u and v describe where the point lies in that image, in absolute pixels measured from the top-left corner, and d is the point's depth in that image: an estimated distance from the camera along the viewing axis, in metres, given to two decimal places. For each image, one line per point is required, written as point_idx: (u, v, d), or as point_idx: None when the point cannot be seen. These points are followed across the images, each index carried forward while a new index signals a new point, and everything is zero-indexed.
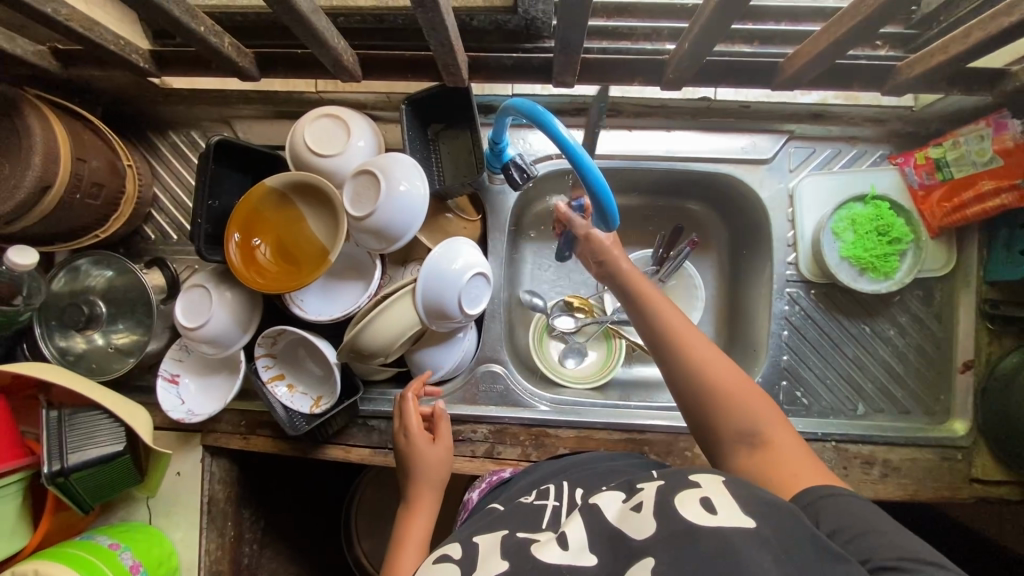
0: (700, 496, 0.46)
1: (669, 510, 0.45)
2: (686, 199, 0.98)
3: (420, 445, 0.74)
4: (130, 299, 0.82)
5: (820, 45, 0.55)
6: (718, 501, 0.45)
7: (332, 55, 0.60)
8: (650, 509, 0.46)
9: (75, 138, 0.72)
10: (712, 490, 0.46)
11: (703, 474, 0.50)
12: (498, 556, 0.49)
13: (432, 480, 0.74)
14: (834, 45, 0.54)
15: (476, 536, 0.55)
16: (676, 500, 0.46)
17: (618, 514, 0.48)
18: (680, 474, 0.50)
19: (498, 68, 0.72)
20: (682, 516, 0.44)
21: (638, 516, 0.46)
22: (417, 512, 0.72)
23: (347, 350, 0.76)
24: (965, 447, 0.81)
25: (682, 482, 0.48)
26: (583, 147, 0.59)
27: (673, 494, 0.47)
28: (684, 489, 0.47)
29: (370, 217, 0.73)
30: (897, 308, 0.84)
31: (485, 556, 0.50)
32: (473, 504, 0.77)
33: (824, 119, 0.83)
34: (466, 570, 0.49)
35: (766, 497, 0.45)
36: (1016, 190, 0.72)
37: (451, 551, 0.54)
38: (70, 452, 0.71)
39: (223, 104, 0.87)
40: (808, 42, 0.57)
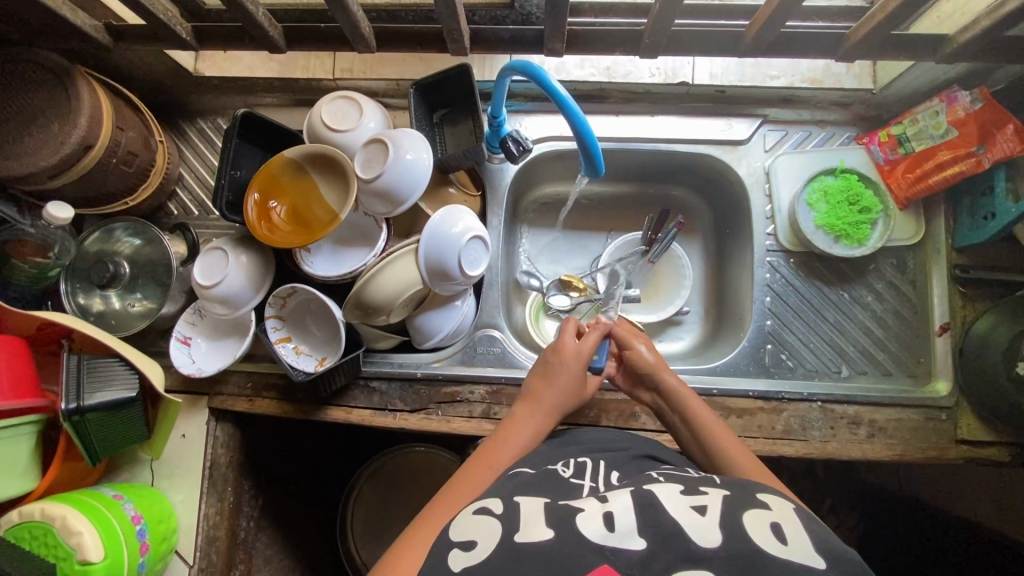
0: (770, 521, 0.49)
1: (738, 528, 0.48)
2: (672, 185, 1.05)
3: (572, 365, 0.75)
4: (151, 263, 0.88)
5: (771, 5, 0.62)
6: (788, 529, 0.48)
7: (352, 23, 0.70)
8: (715, 515, 0.50)
9: (117, 111, 0.81)
10: (782, 517, 0.50)
11: (772, 497, 0.53)
12: (542, 523, 0.52)
13: (562, 397, 0.74)
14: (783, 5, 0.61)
15: (516, 497, 0.57)
16: (745, 518, 0.49)
17: (683, 509, 0.51)
18: (747, 491, 0.54)
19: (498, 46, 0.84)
20: (752, 536, 0.47)
21: (703, 521, 0.49)
22: (530, 421, 0.73)
23: (353, 305, 0.81)
24: (949, 407, 0.84)
25: (749, 501, 0.52)
26: (570, 97, 0.70)
27: (740, 510, 0.51)
28: (754, 508, 0.51)
29: (378, 179, 0.79)
30: (873, 275, 0.89)
31: (527, 520, 0.52)
32: None
33: (793, 103, 0.91)
34: (509, 532, 0.52)
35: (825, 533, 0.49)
36: (973, 157, 0.79)
37: (491, 505, 0.56)
38: (88, 391, 0.75)
39: (248, 93, 0.96)
40: (763, 7, 0.65)
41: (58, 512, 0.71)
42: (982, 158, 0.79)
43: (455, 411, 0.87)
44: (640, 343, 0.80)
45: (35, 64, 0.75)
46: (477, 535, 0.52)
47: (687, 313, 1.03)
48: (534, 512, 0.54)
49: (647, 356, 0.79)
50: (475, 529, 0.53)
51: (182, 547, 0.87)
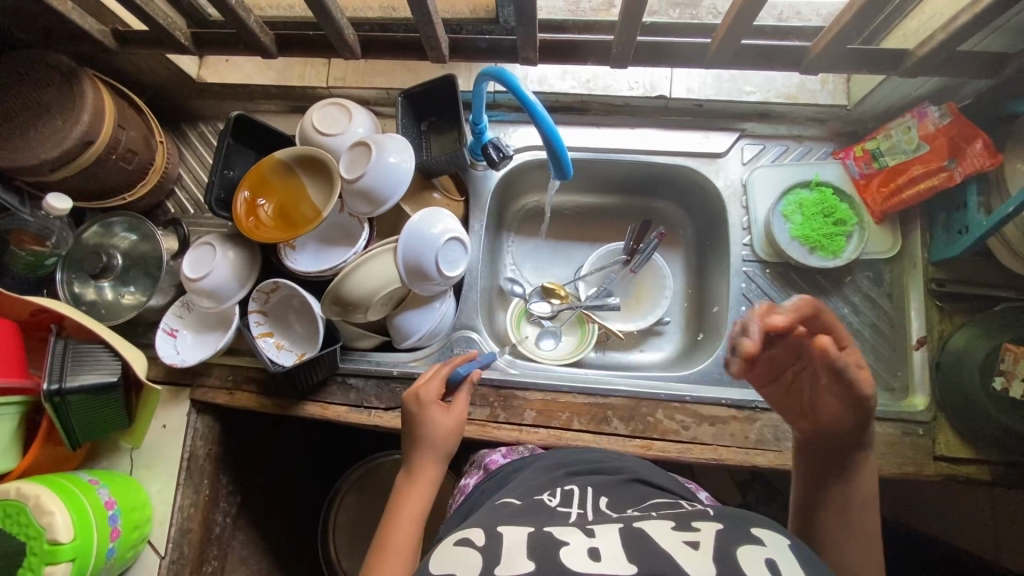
0: (765, 558, 0.49)
1: (733, 565, 0.48)
2: (654, 196, 1.06)
3: (433, 413, 0.78)
4: (144, 256, 0.91)
5: (729, 18, 0.66)
6: (782, 565, 0.49)
7: (337, 30, 0.74)
8: (707, 551, 0.49)
9: (120, 111, 0.85)
10: (774, 554, 0.50)
11: (764, 529, 0.53)
12: (525, 555, 0.51)
13: (438, 450, 0.76)
14: (740, 15, 0.64)
15: (499, 526, 0.57)
16: (741, 555, 0.49)
17: (675, 544, 0.51)
18: (741, 523, 0.53)
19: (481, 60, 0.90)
20: (746, 572, 0.48)
21: (695, 558, 0.49)
22: (417, 489, 0.74)
23: (331, 300, 0.84)
24: (926, 423, 0.82)
25: (745, 534, 0.52)
26: (539, 103, 0.72)
27: (733, 545, 0.51)
28: (745, 545, 0.50)
29: (360, 179, 0.83)
30: (849, 288, 0.89)
31: (510, 551, 0.52)
32: (468, 489, 0.82)
33: (770, 117, 0.94)
34: (489, 564, 0.51)
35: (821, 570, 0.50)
36: (946, 171, 0.80)
37: (473, 535, 0.56)
38: (70, 373, 0.77)
39: (248, 100, 1.01)
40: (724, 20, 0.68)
41: (32, 491, 0.73)
42: (954, 172, 0.79)
43: None
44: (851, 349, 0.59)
45: (47, 66, 0.80)
46: (456, 567, 0.52)
47: (668, 323, 1.04)
48: (517, 540, 0.54)
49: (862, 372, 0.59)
50: (456, 561, 0.53)
51: (155, 538, 0.88)
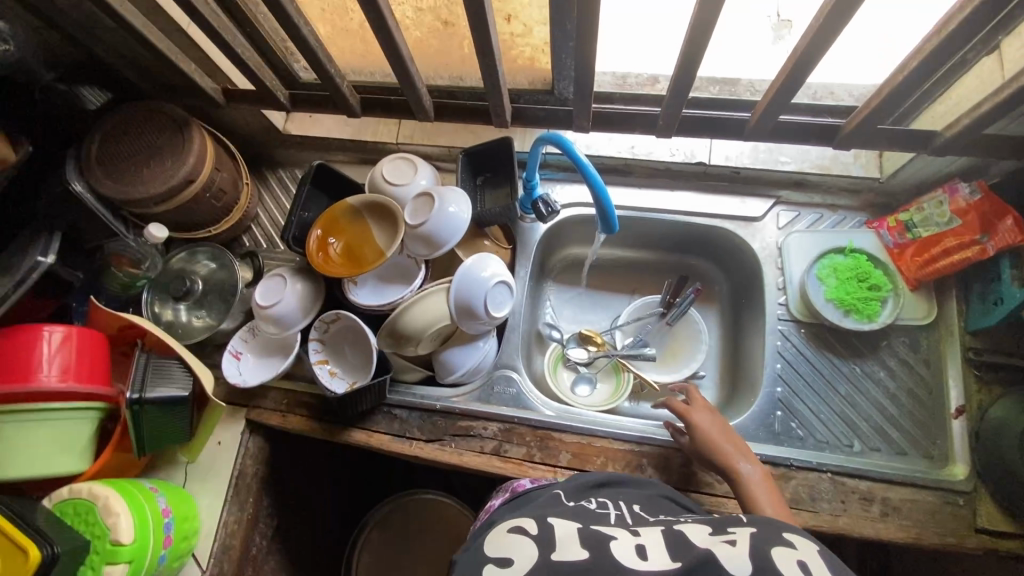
0: (797, 559, 0.52)
1: (768, 563, 0.51)
2: (690, 255, 1.12)
3: None
4: (220, 283, 1.01)
5: (769, 96, 0.73)
6: (813, 567, 0.51)
7: (417, 97, 0.86)
8: (744, 547, 0.53)
9: (218, 156, 0.98)
10: (807, 556, 0.53)
11: (797, 534, 0.56)
12: (577, 545, 0.56)
13: None
14: (778, 94, 0.72)
15: (549, 518, 0.62)
16: (774, 555, 0.52)
17: (712, 543, 0.54)
18: (774, 527, 0.56)
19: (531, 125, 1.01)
20: (780, 569, 0.50)
21: (733, 552, 0.53)
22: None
23: (387, 333, 0.91)
24: (967, 492, 0.82)
25: (776, 537, 0.55)
26: (591, 165, 0.80)
27: (767, 545, 0.54)
28: (780, 543, 0.54)
29: (423, 225, 0.92)
30: (885, 352, 0.91)
31: (563, 542, 0.57)
32: (493, 508, 0.81)
33: (805, 186, 0.99)
34: (546, 552, 0.56)
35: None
36: (978, 245, 0.84)
37: (526, 526, 0.61)
38: (148, 384, 0.85)
39: (324, 150, 1.14)
40: (763, 98, 0.76)
41: (103, 491, 0.79)
42: (986, 246, 0.83)
43: (467, 445, 0.92)
44: (705, 415, 0.84)
45: (162, 115, 0.93)
46: (512, 553, 0.57)
47: (702, 377, 1.07)
48: (567, 533, 0.59)
49: (712, 428, 0.83)
50: (510, 547, 0.58)
51: (199, 551, 0.93)
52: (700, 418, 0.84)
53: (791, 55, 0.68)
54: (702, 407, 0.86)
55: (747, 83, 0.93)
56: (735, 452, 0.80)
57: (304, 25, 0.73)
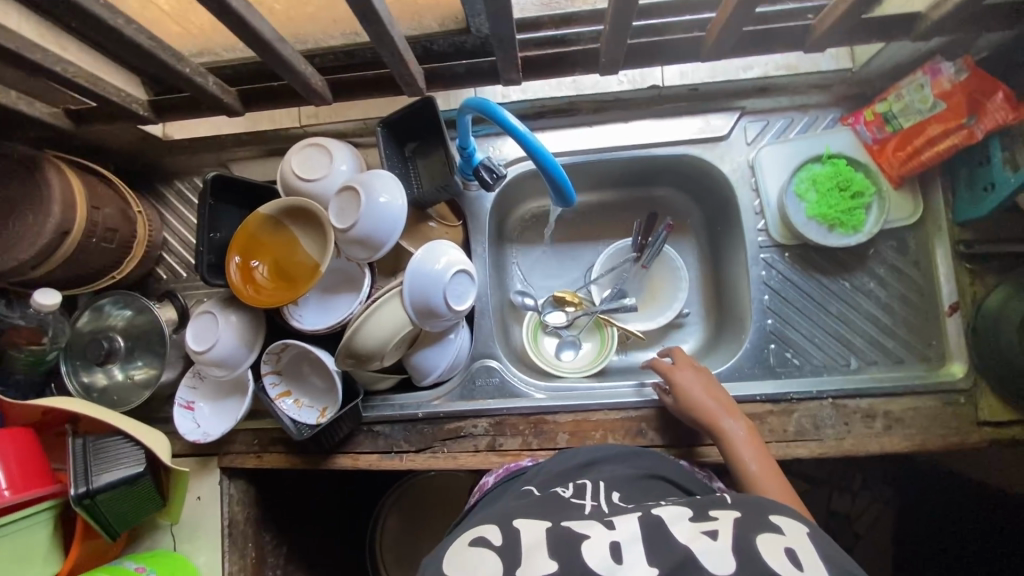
0: (785, 546, 0.48)
1: (753, 552, 0.47)
2: (656, 185, 1.02)
3: None
4: (145, 333, 0.90)
5: (729, 6, 0.60)
6: (802, 555, 0.48)
7: (303, 81, 0.67)
8: (728, 539, 0.49)
9: (92, 190, 0.81)
10: (796, 542, 0.49)
11: (785, 520, 0.53)
12: (544, 553, 0.50)
13: None
14: (741, 6, 0.59)
15: (515, 522, 0.56)
16: (760, 544, 0.48)
17: (692, 534, 0.50)
18: (761, 512, 0.53)
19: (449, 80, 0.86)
20: (768, 561, 0.46)
21: (717, 548, 0.48)
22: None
23: (344, 355, 0.81)
24: (967, 389, 0.80)
25: (763, 524, 0.51)
26: (530, 131, 0.68)
27: (752, 533, 0.50)
28: (767, 531, 0.50)
29: (353, 228, 0.79)
30: (874, 261, 0.86)
31: (530, 552, 0.51)
32: (487, 489, 0.79)
33: (770, 91, 0.87)
34: (510, 566, 0.50)
35: (846, 561, 0.48)
36: (964, 129, 0.75)
37: (490, 536, 0.54)
38: (96, 474, 0.76)
39: (220, 149, 0.97)
40: (721, 11, 0.62)
41: None
42: (974, 129, 0.75)
43: (460, 447, 0.87)
44: (685, 373, 0.80)
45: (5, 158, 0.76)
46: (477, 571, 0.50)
47: (687, 315, 1.01)
48: (537, 538, 0.52)
49: (693, 385, 0.78)
50: (473, 564, 0.51)
51: None
52: (680, 377, 0.79)
53: None
54: (683, 365, 0.82)
55: None
56: (712, 412, 0.76)
57: (130, 24, 0.55)
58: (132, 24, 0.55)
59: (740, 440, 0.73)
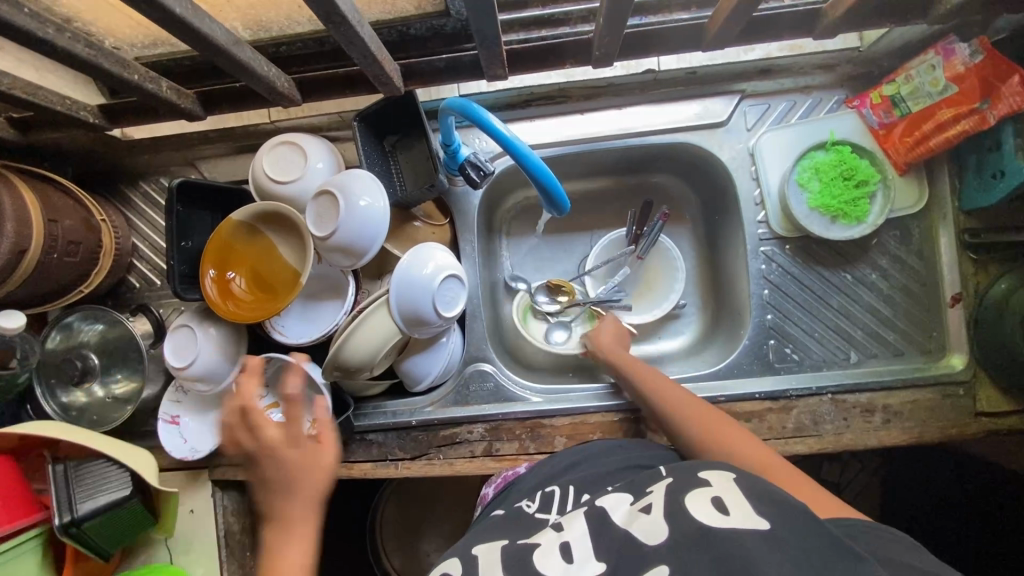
0: (712, 497, 0.49)
1: (681, 516, 0.49)
2: (653, 172, 0.97)
3: None
4: (121, 349, 0.86)
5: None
6: (729, 502, 0.49)
7: (268, 84, 0.61)
8: (660, 510, 0.51)
9: (47, 202, 0.75)
10: (724, 490, 0.50)
11: (713, 471, 0.53)
12: (500, 568, 0.53)
13: None
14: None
15: (472, 549, 0.58)
16: (689, 504, 0.49)
17: (629, 518, 0.52)
18: (688, 471, 0.54)
19: (431, 72, 0.80)
20: (694, 517, 0.48)
21: (651, 521, 0.50)
22: (293, 501, 0.63)
23: (331, 368, 0.78)
24: (966, 381, 0.80)
25: (693, 481, 0.52)
26: (517, 136, 0.63)
27: (683, 495, 0.51)
28: (697, 487, 0.51)
29: (333, 236, 0.75)
30: (876, 252, 0.83)
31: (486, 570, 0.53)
32: (489, 500, 0.77)
33: (773, 73, 0.82)
34: None
35: (775, 492, 0.49)
36: (976, 114, 0.71)
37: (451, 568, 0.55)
38: (80, 501, 0.74)
39: (187, 147, 0.90)
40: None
41: None
42: (987, 114, 0.71)
43: (456, 453, 0.85)
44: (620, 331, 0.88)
45: None
46: None
47: (684, 306, 0.99)
48: (491, 557, 0.55)
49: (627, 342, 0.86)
50: None
51: None
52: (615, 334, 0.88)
53: None
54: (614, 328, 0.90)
55: None
56: (659, 382, 0.78)
57: (63, 33, 0.49)
58: (65, 31, 0.49)
59: (687, 403, 0.74)
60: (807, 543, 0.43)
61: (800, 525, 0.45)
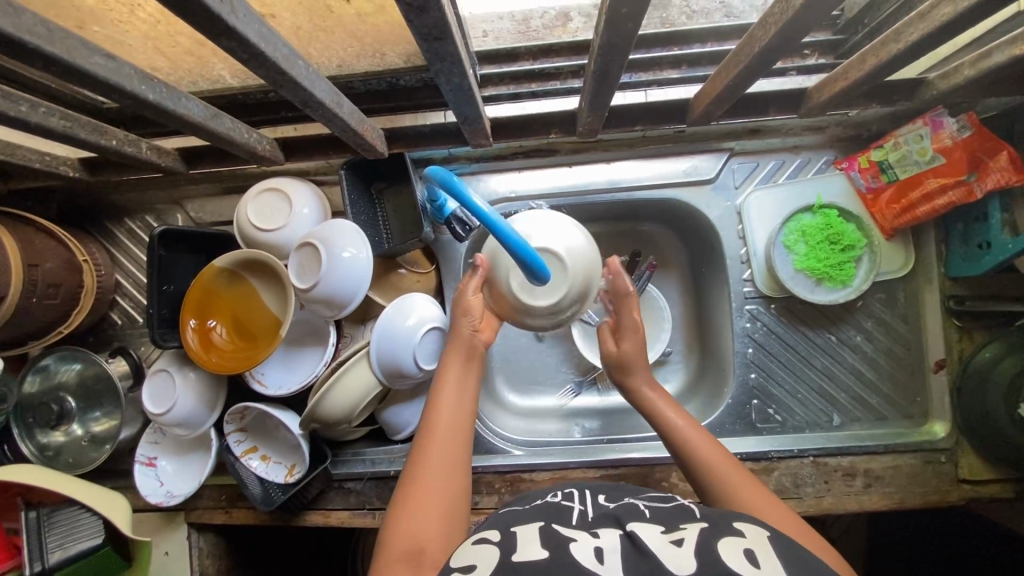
0: (744, 548, 0.44)
1: (716, 558, 0.42)
2: (641, 221, 0.97)
3: None
4: (98, 390, 0.85)
5: (733, 70, 0.56)
6: (762, 558, 0.43)
7: (249, 148, 0.61)
8: (691, 545, 0.44)
9: (28, 245, 0.75)
10: (756, 545, 0.44)
11: (749, 523, 0.47)
12: (536, 546, 0.45)
13: None
14: (744, 72, 0.55)
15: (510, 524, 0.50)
16: (721, 548, 0.43)
17: (658, 544, 0.44)
18: (725, 518, 0.48)
19: (415, 136, 0.79)
20: (725, 561, 0.42)
21: (680, 551, 0.43)
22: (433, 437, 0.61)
23: (309, 420, 0.77)
24: (948, 448, 0.79)
25: (724, 529, 0.46)
26: (499, 215, 0.58)
27: (715, 537, 0.45)
28: (728, 536, 0.45)
29: (314, 288, 0.74)
30: (861, 314, 0.83)
31: (522, 542, 0.45)
32: None
33: (762, 133, 0.82)
34: (503, 554, 0.45)
35: (809, 561, 0.44)
36: (963, 186, 0.71)
37: (489, 535, 0.48)
38: (52, 550, 0.73)
39: (172, 187, 0.90)
40: (722, 70, 0.59)
41: None
42: (973, 186, 0.71)
43: None
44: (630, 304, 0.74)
45: None
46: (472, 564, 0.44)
47: (671, 355, 0.98)
48: (528, 535, 0.47)
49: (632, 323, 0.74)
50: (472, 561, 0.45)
51: None
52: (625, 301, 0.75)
53: (756, 31, 0.51)
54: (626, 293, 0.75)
55: (681, 4, 0.78)
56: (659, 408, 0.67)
57: (36, 108, 0.48)
58: (38, 107, 0.49)
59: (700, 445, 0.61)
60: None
61: None
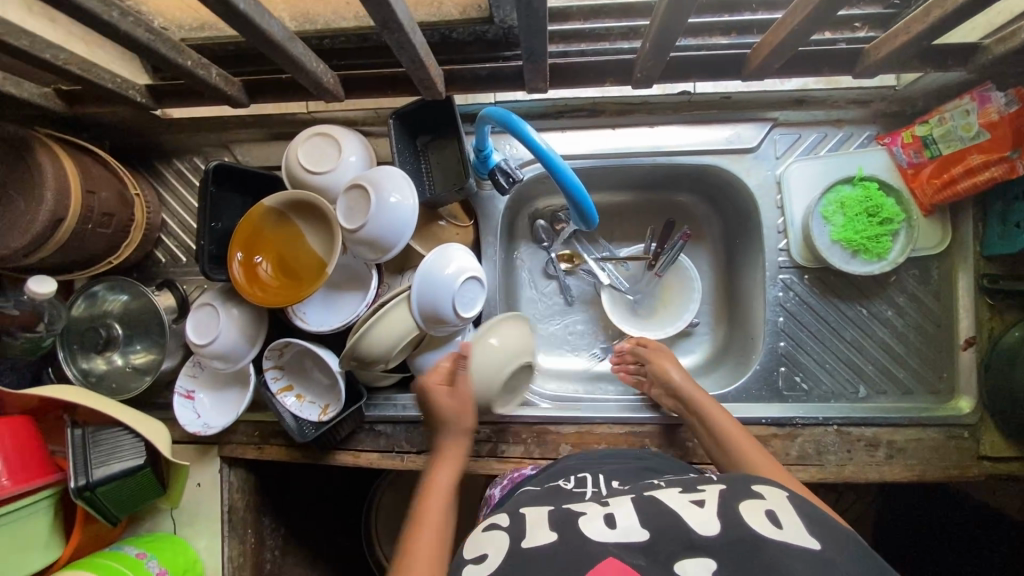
0: (766, 509, 0.46)
1: (737, 518, 0.44)
2: (676, 192, 0.99)
3: None
4: (142, 321, 0.88)
5: (794, 19, 0.57)
6: (783, 517, 0.45)
7: (314, 80, 0.63)
8: (714, 507, 0.46)
9: (86, 172, 0.77)
10: (776, 505, 0.46)
11: (767, 486, 0.50)
12: (547, 527, 0.48)
13: None
14: (804, 24, 0.56)
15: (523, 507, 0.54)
16: (741, 508, 0.46)
17: (681, 504, 0.47)
18: (744, 481, 0.50)
19: (473, 79, 0.77)
20: (748, 522, 0.44)
21: (701, 512, 0.46)
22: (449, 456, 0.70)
23: (348, 358, 0.79)
24: (972, 425, 0.80)
25: (745, 491, 0.48)
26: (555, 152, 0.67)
27: (735, 501, 0.47)
28: (750, 498, 0.47)
29: (362, 229, 0.76)
30: (894, 289, 0.84)
31: (534, 527, 0.49)
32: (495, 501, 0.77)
33: (807, 104, 0.83)
34: (516, 538, 0.48)
35: (829, 520, 0.46)
36: (1006, 162, 0.71)
37: (500, 520, 0.53)
38: (96, 466, 0.76)
39: (221, 130, 0.92)
40: (780, 26, 0.60)
41: None
42: (1017, 163, 0.71)
43: None
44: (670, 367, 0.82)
45: None
46: (487, 548, 0.48)
47: (697, 325, 0.99)
48: (539, 517, 0.51)
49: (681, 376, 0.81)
50: (483, 545, 0.49)
51: None
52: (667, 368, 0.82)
53: None
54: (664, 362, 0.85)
55: None
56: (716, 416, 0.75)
57: (125, 17, 0.51)
58: (128, 16, 0.51)
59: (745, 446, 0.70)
60: (856, 561, 0.41)
61: (848, 546, 0.42)
